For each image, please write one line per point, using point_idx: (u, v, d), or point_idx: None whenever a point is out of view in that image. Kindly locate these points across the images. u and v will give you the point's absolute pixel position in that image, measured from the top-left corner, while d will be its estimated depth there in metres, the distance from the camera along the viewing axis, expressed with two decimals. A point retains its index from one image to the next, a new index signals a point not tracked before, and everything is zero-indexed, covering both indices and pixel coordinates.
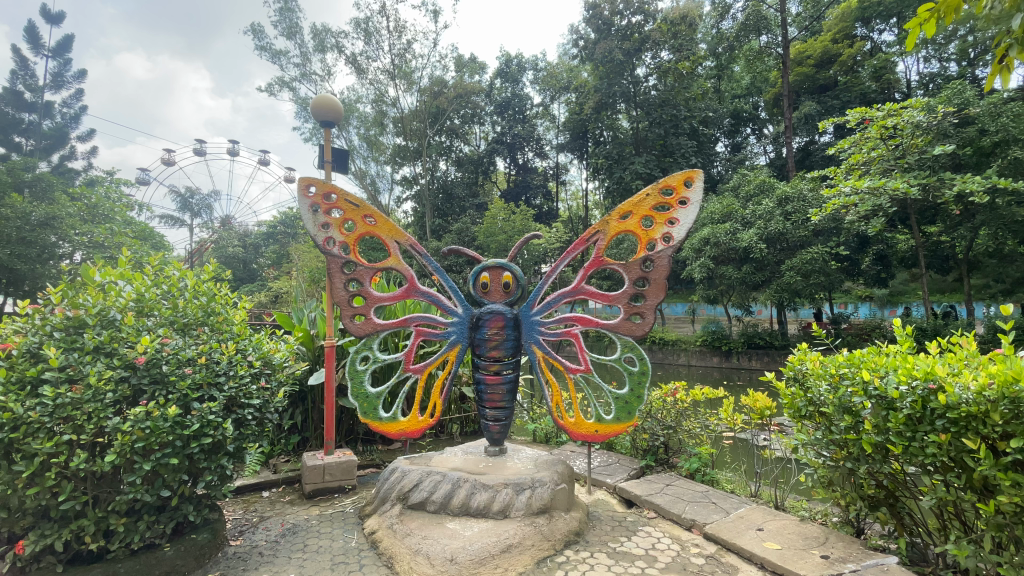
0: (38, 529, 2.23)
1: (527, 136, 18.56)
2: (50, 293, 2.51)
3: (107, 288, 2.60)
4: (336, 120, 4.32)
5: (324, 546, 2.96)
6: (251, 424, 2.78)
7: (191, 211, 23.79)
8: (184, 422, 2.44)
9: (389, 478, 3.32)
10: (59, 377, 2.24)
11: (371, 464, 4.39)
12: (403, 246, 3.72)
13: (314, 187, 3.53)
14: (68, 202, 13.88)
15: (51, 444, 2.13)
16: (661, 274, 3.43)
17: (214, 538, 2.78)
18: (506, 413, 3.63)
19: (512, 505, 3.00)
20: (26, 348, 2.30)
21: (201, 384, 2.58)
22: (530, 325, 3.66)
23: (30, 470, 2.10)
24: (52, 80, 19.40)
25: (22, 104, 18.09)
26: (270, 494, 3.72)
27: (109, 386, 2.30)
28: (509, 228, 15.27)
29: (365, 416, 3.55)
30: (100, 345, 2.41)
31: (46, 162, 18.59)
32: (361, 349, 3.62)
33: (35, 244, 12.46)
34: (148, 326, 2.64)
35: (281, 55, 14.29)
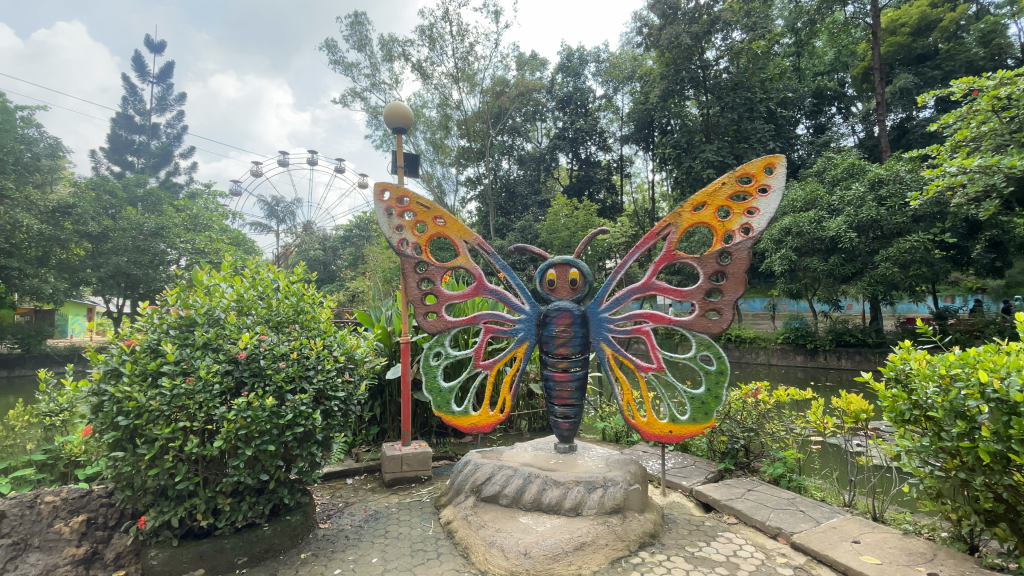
0: (158, 506, 2.51)
1: (589, 130, 18.25)
2: (166, 296, 2.82)
3: (212, 291, 2.89)
4: (406, 125, 4.48)
5: (403, 533, 3.10)
6: (337, 415, 2.98)
7: (276, 217, 25.75)
8: (280, 411, 2.65)
9: (462, 471, 3.41)
10: (175, 369, 2.52)
11: (444, 456, 4.55)
12: (471, 245, 3.80)
13: (388, 192, 3.69)
14: (174, 214, 15.58)
15: (168, 430, 2.38)
16: (740, 267, 3.25)
17: (305, 520, 2.99)
18: (576, 410, 3.61)
19: (584, 503, 2.98)
20: (148, 344, 2.59)
21: (293, 377, 2.80)
22: (599, 322, 3.60)
23: (151, 453, 2.37)
24: (158, 105, 21.80)
25: (134, 127, 20.54)
26: (354, 481, 3.96)
27: (216, 378, 2.54)
28: (573, 224, 15.11)
29: (438, 409, 3.67)
30: (208, 341, 2.68)
31: (155, 178, 20.96)
32: (433, 345, 3.74)
33: (147, 251, 14.17)
34: (248, 325, 2.88)
35: (353, 67, 15.05)
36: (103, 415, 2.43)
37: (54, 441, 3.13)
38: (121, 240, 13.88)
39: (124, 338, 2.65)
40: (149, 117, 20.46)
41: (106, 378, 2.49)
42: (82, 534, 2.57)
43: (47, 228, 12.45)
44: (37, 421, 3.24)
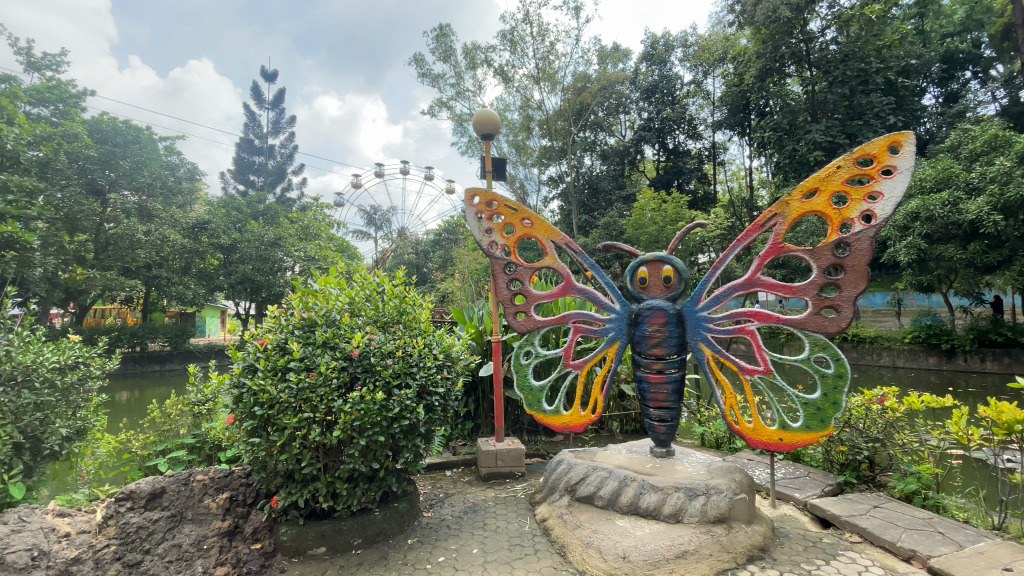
0: (287, 488, 2.82)
1: (677, 118, 17.45)
2: (290, 299, 3.15)
3: (327, 294, 3.18)
4: (493, 130, 4.59)
5: (501, 526, 3.19)
6: (438, 409, 3.15)
7: (374, 224, 27.67)
8: (388, 405, 2.85)
9: (555, 470, 3.43)
10: (300, 365, 2.80)
11: (536, 453, 4.60)
12: (559, 245, 3.80)
13: (478, 196, 3.81)
14: (289, 225, 17.41)
15: (296, 420, 2.66)
16: (860, 259, 2.93)
17: (411, 507, 3.19)
18: (673, 413, 3.47)
19: (684, 510, 2.87)
20: (277, 342, 2.91)
21: (399, 373, 3.00)
22: (696, 321, 3.43)
23: (282, 440, 2.67)
24: (273, 128, 24.37)
25: (254, 149, 23.16)
26: (452, 473, 4.15)
27: (334, 373, 2.80)
28: (661, 219, 14.54)
29: (529, 407, 3.72)
30: (326, 340, 2.94)
31: (272, 193, 23.48)
32: (523, 344, 3.79)
33: (268, 260, 16.07)
34: (360, 325, 3.13)
35: (439, 78, 15.70)
36: (242, 405, 2.76)
37: (201, 427, 3.63)
38: (248, 250, 15.82)
39: (257, 337, 2.99)
40: (265, 139, 22.94)
41: (244, 372, 2.83)
42: (226, 509, 2.93)
43: (189, 242, 14.45)
44: (186, 409, 3.75)
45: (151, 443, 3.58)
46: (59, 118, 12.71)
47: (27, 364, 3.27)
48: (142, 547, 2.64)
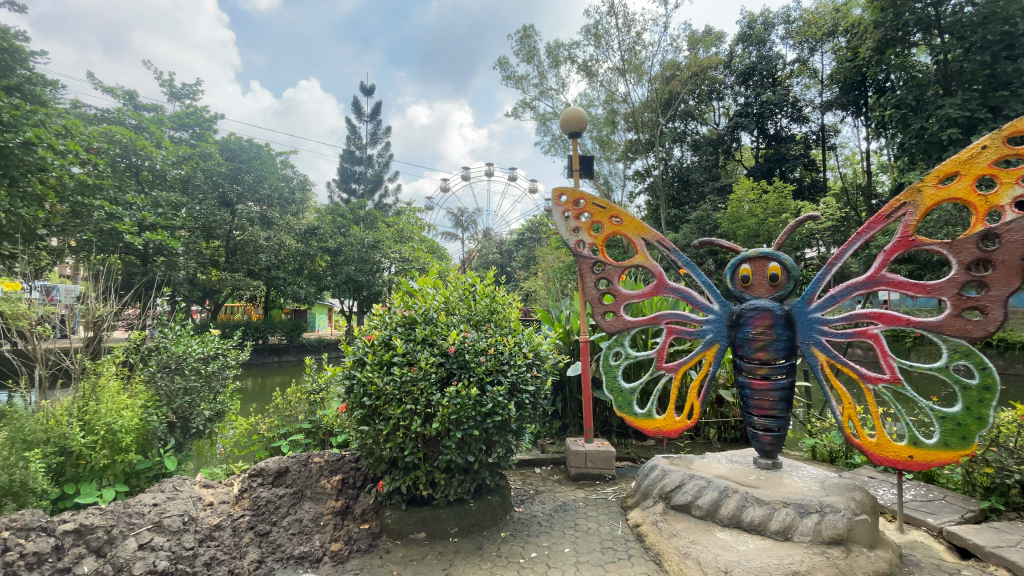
0: (392, 474, 3.03)
1: (778, 102, 16.10)
2: (392, 298, 3.38)
3: (425, 293, 3.36)
4: (581, 128, 4.55)
5: (592, 528, 3.17)
6: (528, 407, 3.20)
7: (462, 225, 28.65)
8: (481, 400, 2.95)
9: (649, 475, 3.35)
10: (403, 360, 2.98)
11: (627, 457, 4.51)
12: (651, 242, 3.68)
13: (565, 195, 3.80)
14: (386, 229, 18.62)
15: (399, 411, 2.85)
16: (1014, 253, 2.52)
17: (503, 501, 3.28)
18: (781, 422, 3.22)
19: (794, 527, 2.66)
20: (382, 338, 3.13)
21: (491, 370, 3.09)
22: (807, 324, 3.16)
23: (388, 429, 2.87)
24: (371, 139, 26.20)
25: (355, 159, 25.06)
26: (542, 471, 4.20)
27: (432, 369, 2.95)
28: (762, 211, 13.50)
29: (620, 409, 3.63)
30: (425, 337, 3.12)
31: (371, 200, 25.26)
32: (613, 344, 3.71)
33: (368, 261, 17.31)
34: (455, 323, 3.28)
35: (523, 79, 15.87)
36: (352, 395, 3.00)
37: (316, 413, 4.00)
38: (351, 252, 17.16)
39: (364, 334, 3.24)
40: (364, 149, 24.71)
41: (354, 365, 3.08)
42: (339, 490, 3.21)
43: (301, 246, 16.01)
44: (303, 397, 4.17)
45: (276, 427, 4.06)
46: (196, 140, 14.71)
47: (179, 354, 3.83)
48: (271, 519, 2.99)
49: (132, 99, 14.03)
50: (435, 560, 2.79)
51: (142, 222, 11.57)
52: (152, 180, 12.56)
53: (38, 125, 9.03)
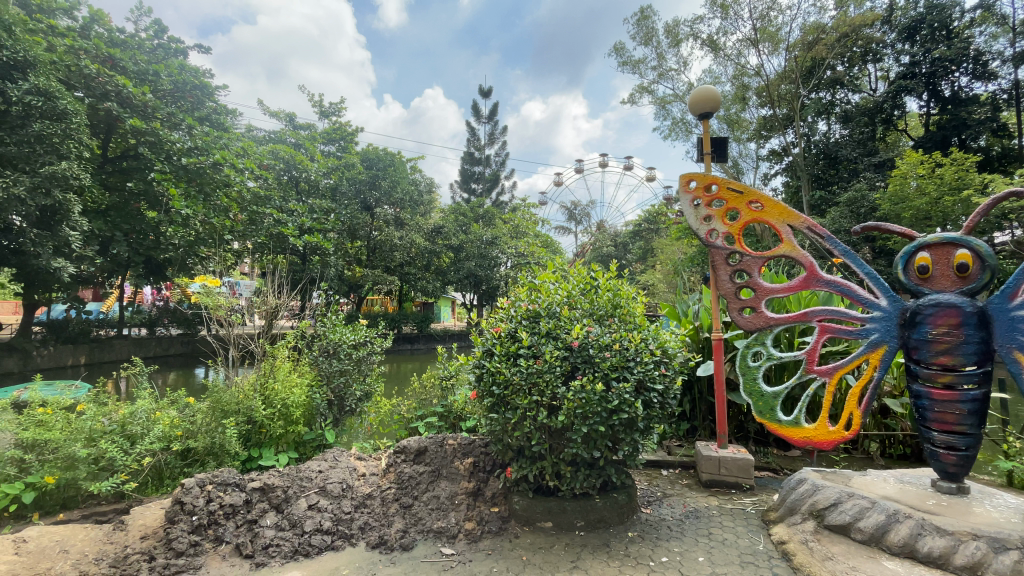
0: (519, 462, 3.11)
1: (957, 57, 13.37)
2: (518, 292, 3.48)
3: (547, 287, 3.39)
4: (713, 109, 4.24)
5: (729, 539, 2.95)
6: (656, 406, 3.07)
7: (575, 219, 28.55)
8: (607, 397, 2.90)
9: (796, 489, 3.03)
10: (528, 352, 3.04)
11: (766, 467, 4.13)
12: (800, 229, 3.32)
13: (695, 181, 3.57)
14: (503, 226, 19.33)
15: (526, 402, 2.90)
16: None
17: (629, 501, 3.21)
18: (970, 441, 2.69)
19: (987, 565, 2.23)
20: (508, 331, 3.22)
21: (616, 366, 3.01)
22: (1009, 325, 2.58)
23: (515, 418, 2.94)
24: (489, 139, 27.22)
25: (474, 160, 26.27)
26: (670, 473, 4.02)
27: (557, 362, 2.95)
28: (935, 188, 11.32)
29: (760, 415, 3.33)
30: (549, 330, 3.14)
31: (489, 197, 26.33)
32: (752, 344, 3.41)
33: (487, 257, 18.10)
34: (578, 317, 3.26)
35: (640, 63, 15.22)
36: (482, 383, 3.13)
37: (447, 398, 4.30)
38: (472, 248, 18.08)
39: (491, 326, 3.37)
40: (482, 150, 25.78)
41: (484, 355, 3.21)
42: (471, 472, 3.37)
43: (428, 244, 17.24)
44: (436, 382, 4.53)
45: (414, 409, 4.45)
46: (341, 152, 16.58)
47: (336, 340, 4.36)
48: (413, 493, 3.26)
49: (290, 120, 16.24)
50: (562, 551, 2.83)
51: (301, 226, 13.71)
52: (308, 189, 14.76)
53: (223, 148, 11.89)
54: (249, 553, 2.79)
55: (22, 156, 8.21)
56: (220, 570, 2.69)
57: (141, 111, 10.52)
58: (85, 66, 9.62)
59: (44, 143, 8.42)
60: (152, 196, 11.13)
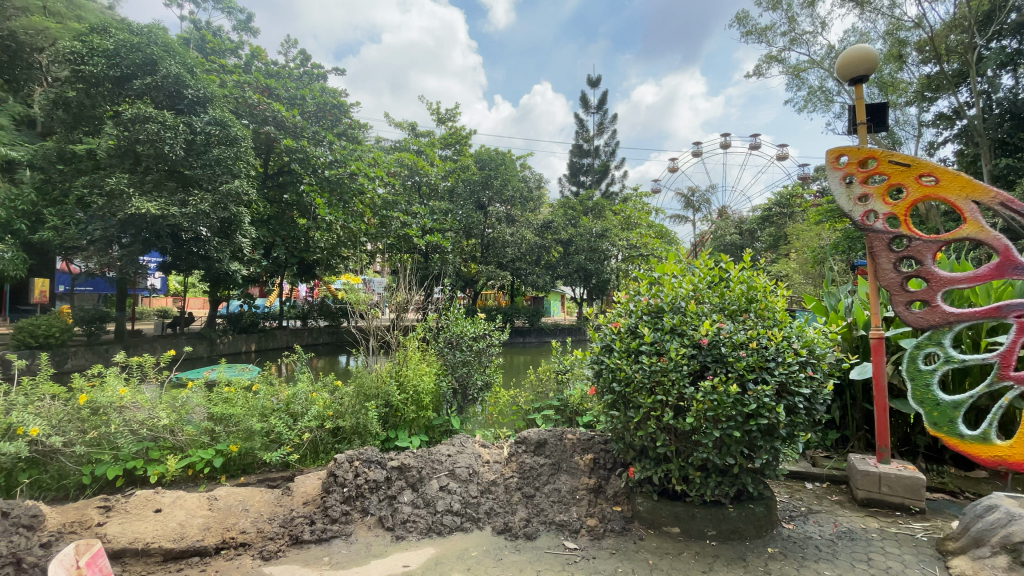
0: (642, 462, 3.01)
1: None
2: (637, 286, 3.34)
3: (670, 280, 3.21)
4: (870, 70, 3.66)
5: (894, 568, 2.56)
6: (802, 413, 2.77)
7: (692, 207, 26.87)
8: (743, 400, 2.68)
9: (983, 516, 2.53)
10: (651, 350, 2.90)
11: (941, 488, 3.50)
12: (989, 205, 2.80)
13: (846, 156, 3.13)
14: (614, 218, 19.04)
15: (649, 401, 2.79)
16: None
17: (768, 513, 2.94)
18: None
19: None
20: (628, 326, 3.11)
21: (754, 367, 2.76)
22: None
23: (638, 418, 2.84)
24: (598, 130, 26.70)
25: (583, 152, 25.99)
26: (815, 488, 3.61)
27: (684, 361, 2.79)
28: None
29: (934, 427, 2.85)
30: (674, 326, 2.98)
31: (598, 189, 25.92)
32: (925, 344, 2.94)
33: (597, 250, 17.78)
34: (706, 312, 3.04)
35: (767, 31, 13.75)
36: (601, 380, 3.06)
37: (563, 392, 4.33)
38: (582, 242, 17.93)
39: (609, 321, 3.28)
40: (592, 141, 25.41)
41: (602, 351, 3.14)
42: (591, 468, 3.35)
43: (538, 240, 17.45)
44: (551, 376, 4.57)
45: (531, 401, 4.55)
46: (457, 155, 17.50)
47: (458, 332, 4.64)
48: (534, 484, 3.32)
49: (412, 129, 17.51)
50: (692, 559, 2.68)
51: (424, 227, 14.94)
52: (428, 193, 15.84)
53: (358, 160, 13.38)
54: (390, 526, 3.07)
55: (206, 177, 9.90)
56: (366, 538, 3.00)
57: (292, 132, 12.08)
58: (249, 97, 11.40)
59: (221, 165, 10.06)
60: (303, 206, 12.77)
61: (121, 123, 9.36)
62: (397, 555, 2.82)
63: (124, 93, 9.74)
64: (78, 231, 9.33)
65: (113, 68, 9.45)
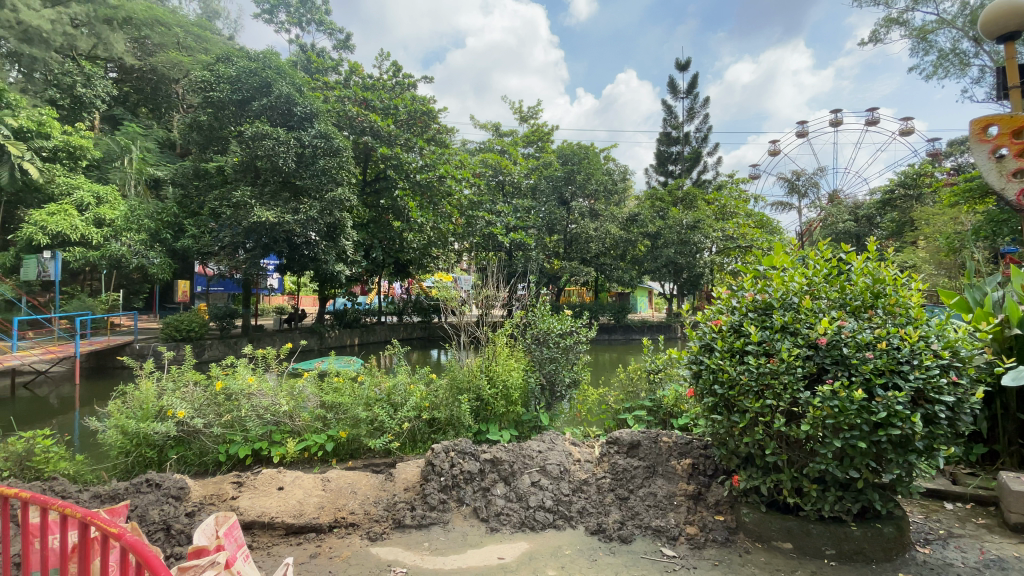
0: (748, 470, 2.81)
1: None
2: (739, 281, 3.12)
3: (778, 274, 2.94)
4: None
5: None
6: (943, 424, 2.42)
7: (797, 193, 24.54)
8: (870, 407, 2.39)
9: None
10: (759, 350, 2.69)
11: None
12: None
13: (994, 127, 2.78)
14: (707, 208, 18.08)
15: (758, 405, 2.59)
16: None
17: (900, 535, 2.61)
18: None
19: None
20: (731, 324, 2.90)
21: (883, 370, 2.46)
22: None
23: (744, 423, 2.65)
24: (688, 116, 25.33)
25: (671, 140, 24.81)
26: (957, 509, 3.14)
27: (799, 362, 2.55)
28: None
29: None
30: (785, 324, 2.74)
31: (689, 179, 24.62)
32: None
33: (688, 243, 16.80)
34: (824, 309, 2.76)
35: None
36: (701, 381, 2.89)
37: (656, 393, 4.18)
38: (671, 235, 17.09)
39: (709, 319, 3.09)
40: (681, 129, 24.18)
41: (702, 350, 2.96)
42: (689, 474, 3.20)
43: (624, 234, 16.95)
44: (642, 375, 4.41)
45: (621, 401, 4.43)
46: (539, 152, 17.55)
47: (545, 328, 4.57)
48: (627, 487, 3.24)
49: (495, 129, 17.85)
50: None
51: (508, 225, 15.15)
52: (512, 191, 16.05)
53: (445, 163, 13.85)
54: (484, 517, 3.16)
55: (314, 186, 10.83)
56: (462, 527, 3.11)
57: (387, 140, 12.88)
58: (349, 111, 12.40)
59: (327, 175, 10.96)
60: (397, 210, 13.54)
61: (244, 142, 10.55)
62: (492, 546, 2.88)
63: (245, 114, 10.95)
64: (212, 239, 10.71)
65: (236, 93, 10.69)
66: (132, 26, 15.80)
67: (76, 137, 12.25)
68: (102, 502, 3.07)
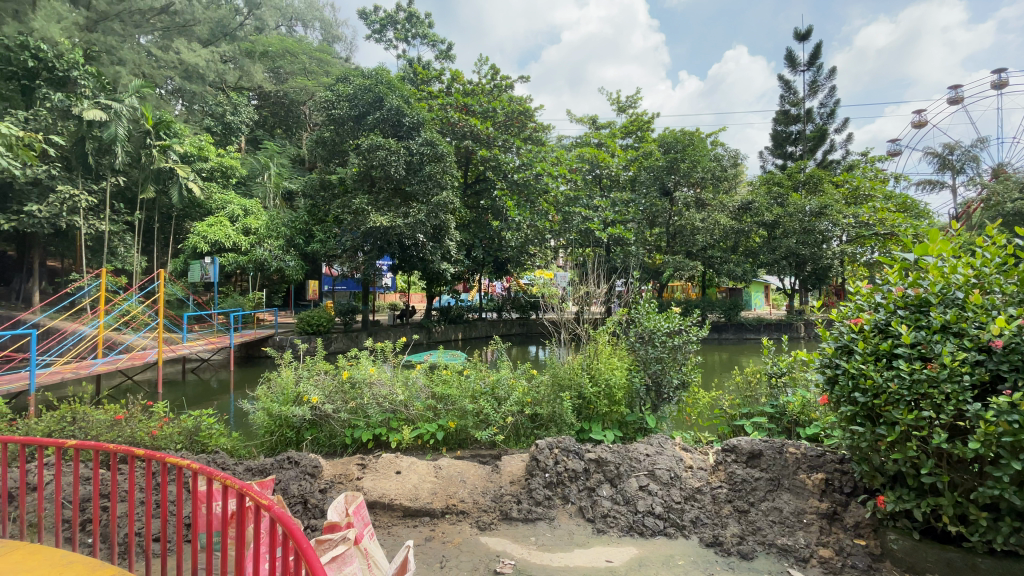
0: (897, 491, 2.44)
1: None
2: (884, 273, 2.72)
3: (934, 265, 2.52)
4: None
5: None
6: None
7: (951, 168, 20.96)
8: None
9: None
10: (911, 353, 2.33)
11: None
12: None
13: None
14: (835, 191, 16.23)
15: (911, 417, 2.24)
16: None
17: None
18: None
19: None
20: (875, 323, 2.54)
21: None
22: None
23: (892, 436, 2.31)
24: (810, 90, 22.78)
25: (791, 119, 22.45)
26: None
27: (966, 369, 2.17)
28: None
29: None
30: (946, 324, 2.33)
31: (812, 160, 22.13)
32: None
33: (813, 232, 15.06)
34: (999, 305, 2.29)
35: None
36: (837, 387, 2.59)
37: (778, 399, 3.82)
38: (790, 224, 15.49)
39: (846, 317, 2.75)
40: (802, 105, 21.80)
41: (837, 353, 2.64)
42: (822, 491, 2.88)
43: (735, 224, 15.72)
44: (762, 378, 4.04)
45: (737, 405, 4.11)
46: (639, 142, 16.95)
47: (651, 327, 4.29)
48: (747, 499, 3.00)
49: (593, 122, 17.57)
50: None
51: (606, 220, 14.82)
52: (610, 184, 15.73)
53: (542, 160, 13.88)
54: (591, 518, 3.12)
55: (422, 191, 11.55)
56: (568, 526, 3.10)
57: (486, 142, 13.35)
58: (451, 117, 13.03)
59: (432, 180, 11.60)
60: (496, 210, 13.91)
61: (361, 154, 11.52)
62: (600, 548, 2.84)
63: (360, 128, 11.93)
64: (335, 243, 11.87)
65: (353, 109, 11.72)
66: (268, 59, 18.29)
67: (227, 158, 14.44)
68: (254, 475, 3.55)
